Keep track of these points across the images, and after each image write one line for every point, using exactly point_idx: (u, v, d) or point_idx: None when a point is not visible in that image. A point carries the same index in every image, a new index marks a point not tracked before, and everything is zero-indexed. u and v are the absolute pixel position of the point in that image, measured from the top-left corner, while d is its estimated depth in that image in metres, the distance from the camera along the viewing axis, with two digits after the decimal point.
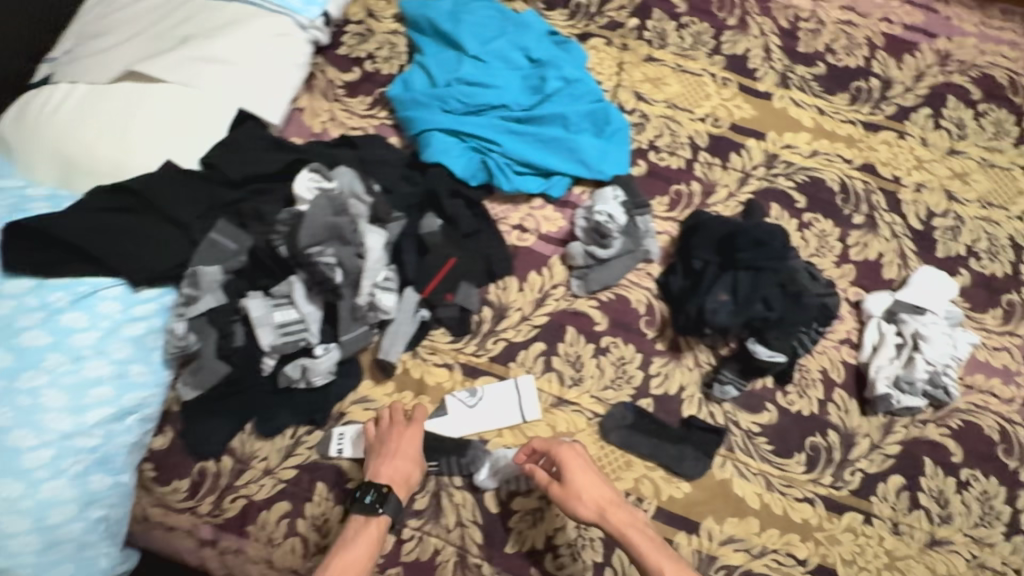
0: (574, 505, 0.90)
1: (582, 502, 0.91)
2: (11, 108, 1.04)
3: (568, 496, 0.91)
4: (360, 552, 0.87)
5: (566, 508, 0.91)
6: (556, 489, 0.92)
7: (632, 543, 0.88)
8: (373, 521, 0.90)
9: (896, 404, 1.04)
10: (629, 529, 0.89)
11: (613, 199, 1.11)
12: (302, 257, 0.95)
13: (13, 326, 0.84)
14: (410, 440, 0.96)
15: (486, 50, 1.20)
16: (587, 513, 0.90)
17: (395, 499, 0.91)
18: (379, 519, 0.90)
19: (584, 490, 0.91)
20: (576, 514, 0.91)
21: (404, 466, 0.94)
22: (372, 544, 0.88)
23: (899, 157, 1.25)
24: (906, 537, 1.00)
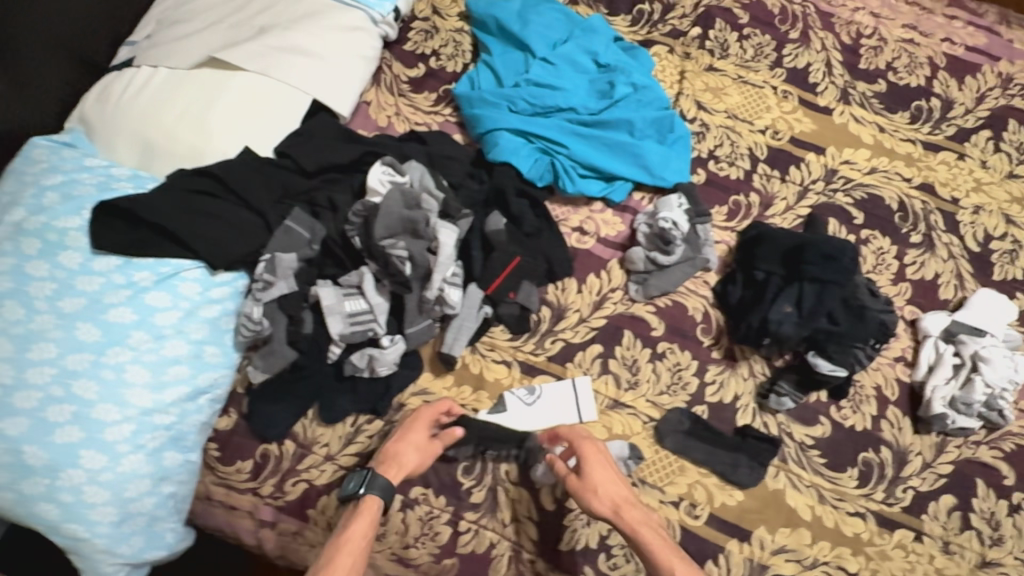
0: (591, 500, 0.93)
1: (599, 498, 0.93)
2: (92, 89, 1.07)
3: (585, 490, 0.94)
4: (353, 532, 0.89)
5: (581, 501, 0.94)
6: (573, 481, 0.95)
7: (643, 541, 0.90)
8: (361, 501, 0.92)
9: (950, 424, 1.04)
10: (642, 528, 0.91)
11: (678, 207, 1.13)
12: (375, 248, 0.98)
13: (101, 302, 0.86)
14: (414, 425, 0.97)
15: (555, 53, 1.22)
16: (601, 508, 0.93)
17: (381, 479, 0.93)
18: (370, 500, 0.92)
19: (602, 486, 0.94)
20: (591, 509, 0.93)
21: (394, 446, 0.95)
22: (365, 524, 0.90)
23: (958, 178, 1.25)
24: (956, 557, 1.00)
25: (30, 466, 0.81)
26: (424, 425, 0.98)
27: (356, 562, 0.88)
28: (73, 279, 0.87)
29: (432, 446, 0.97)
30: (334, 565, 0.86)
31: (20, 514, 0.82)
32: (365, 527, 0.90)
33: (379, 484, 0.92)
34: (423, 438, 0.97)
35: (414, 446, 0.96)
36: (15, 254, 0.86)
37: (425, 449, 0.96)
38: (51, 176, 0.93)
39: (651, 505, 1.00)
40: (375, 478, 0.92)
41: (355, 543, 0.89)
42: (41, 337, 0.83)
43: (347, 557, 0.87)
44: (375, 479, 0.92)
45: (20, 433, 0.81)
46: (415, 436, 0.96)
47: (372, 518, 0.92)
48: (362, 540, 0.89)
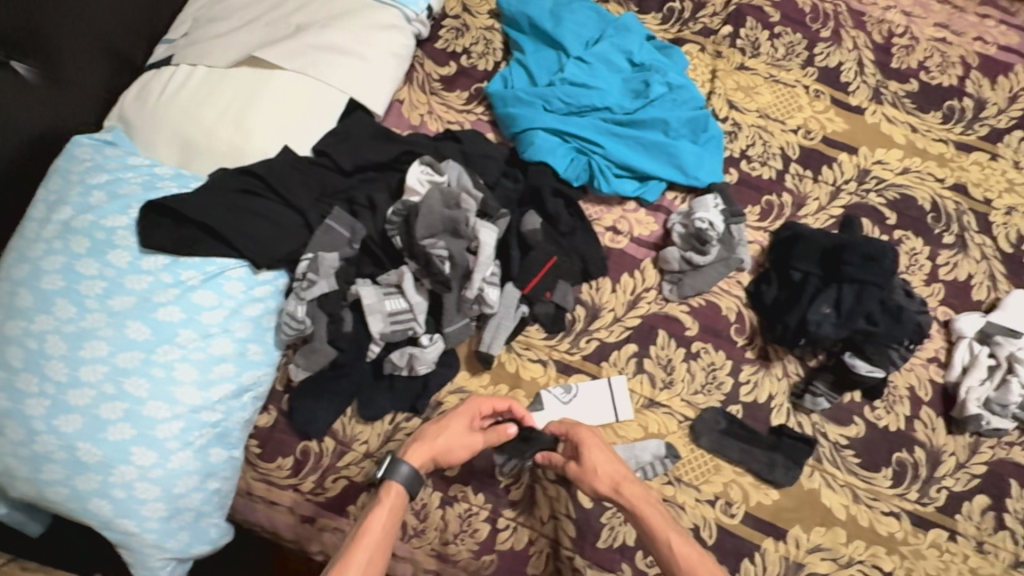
0: (591, 481, 0.93)
1: (597, 479, 0.93)
2: (131, 87, 1.08)
3: (585, 473, 0.93)
4: (372, 523, 0.86)
5: (581, 484, 0.94)
6: (570, 467, 0.95)
7: (644, 518, 0.89)
8: (384, 491, 0.89)
9: (985, 425, 1.04)
10: (641, 504, 0.90)
11: (713, 207, 1.13)
12: (417, 247, 0.99)
13: (150, 301, 0.87)
14: (458, 416, 0.96)
15: (589, 52, 1.22)
16: (602, 487, 0.92)
17: (405, 466, 0.90)
18: (392, 488, 0.89)
19: (599, 467, 0.93)
20: (592, 489, 0.93)
21: (430, 430, 0.94)
22: (386, 514, 0.87)
23: (990, 179, 1.25)
24: (990, 556, 1.00)
25: (84, 462, 0.82)
26: (466, 418, 0.96)
27: (371, 557, 0.83)
28: (122, 278, 0.88)
29: (470, 437, 0.96)
30: (350, 558, 0.82)
31: (74, 509, 0.83)
32: (385, 519, 0.87)
33: (402, 471, 0.90)
34: (462, 430, 0.95)
35: (450, 432, 0.94)
36: (65, 252, 0.87)
37: (465, 440, 0.95)
38: (97, 175, 0.94)
39: (687, 503, 1.01)
40: (398, 465, 0.90)
41: (373, 536, 0.84)
42: (93, 335, 0.84)
43: (363, 551, 0.83)
44: (398, 466, 0.90)
45: (75, 430, 0.82)
46: (457, 426, 0.95)
47: (393, 510, 0.88)
48: (381, 532, 0.85)
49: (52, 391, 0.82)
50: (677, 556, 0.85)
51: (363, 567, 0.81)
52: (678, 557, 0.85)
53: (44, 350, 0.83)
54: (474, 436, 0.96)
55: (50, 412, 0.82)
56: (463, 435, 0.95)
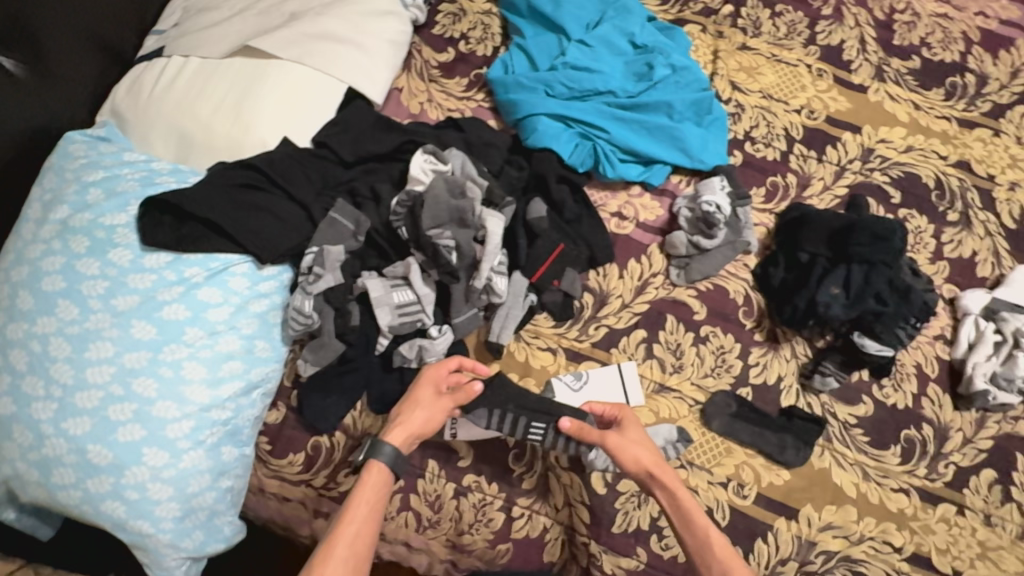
0: (635, 454, 0.91)
1: (638, 455, 0.91)
2: (123, 81, 1.06)
3: (626, 445, 0.92)
4: (358, 498, 0.85)
5: (620, 454, 0.91)
6: (612, 436, 0.92)
7: (684, 504, 0.89)
8: (368, 470, 0.87)
9: (994, 400, 1.05)
10: (679, 488, 0.90)
11: (720, 189, 1.12)
12: (423, 238, 0.98)
13: (154, 299, 0.86)
14: (422, 385, 0.94)
15: (590, 35, 1.21)
16: (646, 458, 0.91)
17: (386, 446, 0.88)
18: (375, 467, 0.87)
19: (640, 443, 0.93)
20: (635, 459, 0.91)
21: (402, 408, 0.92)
22: (371, 492, 0.86)
23: (994, 155, 1.24)
24: (997, 529, 1.02)
25: (94, 465, 0.81)
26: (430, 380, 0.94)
27: (360, 531, 0.82)
28: (125, 277, 0.86)
29: (438, 401, 0.93)
30: (338, 532, 0.82)
31: (86, 512, 0.82)
32: (370, 495, 0.86)
33: (385, 451, 0.88)
34: (430, 393, 0.93)
35: (421, 403, 0.92)
36: (65, 252, 0.85)
37: (434, 406, 0.93)
38: (92, 172, 0.92)
39: (700, 486, 1.01)
40: (380, 444, 0.88)
41: (359, 511, 0.84)
42: (98, 336, 0.83)
43: (350, 525, 0.82)
44: (381, 446, 0.88)
45: (84, 432, 0.81)
46: (422, 391, 0.93)
47: (378, 487, 0.87)
48: (367, 508, 0.85)
49: (58, 394, 0.81)
50: (716, 543, 0.85)
51: (351, 541, 0.81)
52: (717, 544, 0.85)
53: (49, 352, 0.82)
54: (441, 400, 0.93)
55: (58, 415, 0.81)
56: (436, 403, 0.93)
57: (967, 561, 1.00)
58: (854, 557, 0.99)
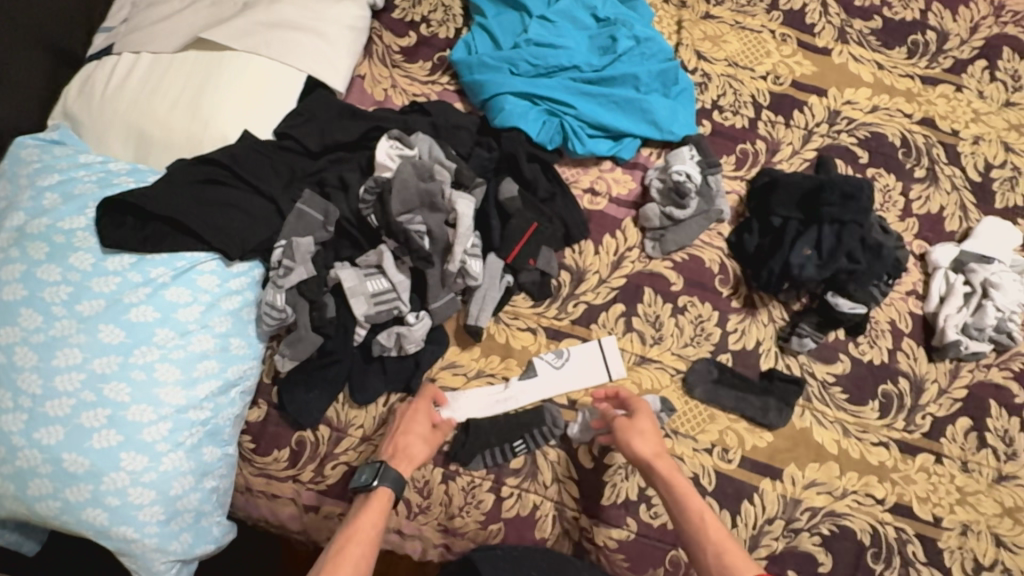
0: (635, 443, 0.93)
1: (641, 442, 0.93)
2: (74, 84, 1.03)
3: (631, 432, 0.93)
4: (363, 520, 0.86)
5: (623, 440, 0.94)
6: (619, 421, 0.95)
7: (680, 492, 0.89)
8: (374, 494, 0.88)
9: (965, 350, 1.07)
10: (675, 477, 0.90)
11: (689, 159, 1.13)
12: (394, 225, 0.97)
13: (120, 303, 0.84)
14: (416, 415, 0.95)
15: (552, 11, 1.19)
16: (643, 448, 0.92)
17: (392, 472, 0.89)
18: (380, 492, 0.88)
19: (644, 434, 0.94)
20: (632, 449, 0.93)
21: (400, 439, 0.92)
22: (375, 515, 0.86)
23: (957, 110, 1.26)
24: (975, 474, 1.05)
25: (72, 473, 0.79)
26: (423, 411, 0.95)
27: (366, 553, 0.83)
28: (88, 281, 0.84)
29: (434, 435, 0.95)
30: (343, 554, 0.82)
31: (67, 522, 0.81)
32: (375, 519, 0.86)
33: (390, 477, 0.88)
34: (426, 426, 0.95)
35: (423, 440, 0.93)
36: (23, 260, 0.83)
37: (429, 437, 0.94)
38: (47, 176, 0.89)
39: (686, 454, 1.02)
40: (386, 469, 0.89)
41: (365, 533, 0.84)
42: (64, 343, 0.81)
43: (355, 547, 0.83)
44: (387, 471, 0.89)
45: (57, 441, 0.79)
46: (418, 423, 0.94)
47: (381, 512, 0.87)
48: (372, 530, 0.85)
49: (27, 404, 0.79)
50: (709, 529, 0.85)
51: (356, 563, 0.81)
52: (706, 526, 0.85)
53: (14, 363, 0.80)
54: (437, 434, 0.95)
55: (29, 426, 0.79)
56: (429, 433, 0.95)
57: (947, 507, 1.03)
58: (838, 511, 1.01)
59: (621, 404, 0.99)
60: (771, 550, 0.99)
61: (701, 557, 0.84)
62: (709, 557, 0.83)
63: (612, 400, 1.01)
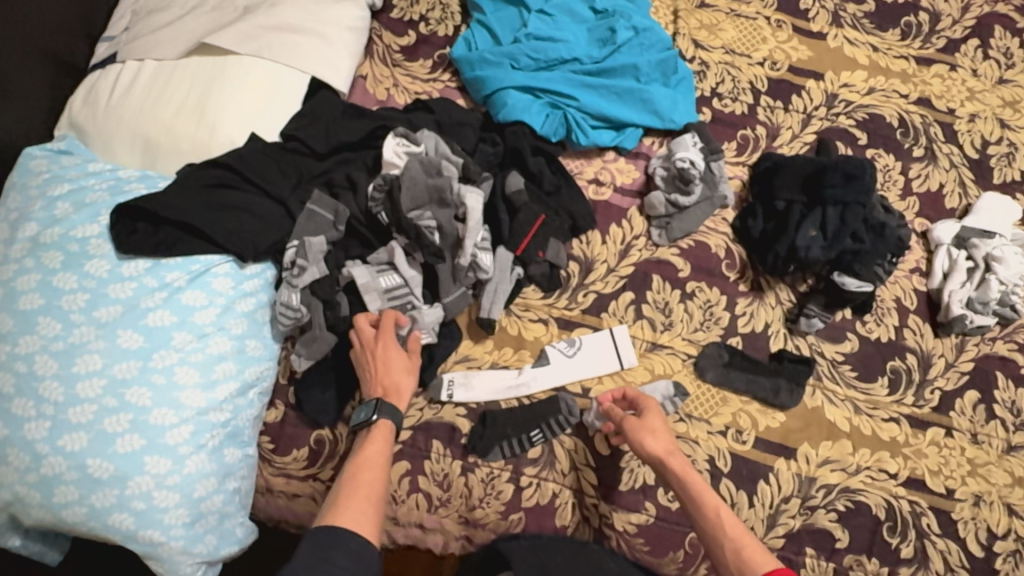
0: (646, 442, 0.92)
1: (650, 437, 0.93)
2: (79, 93, 1.04)
3: (642, 431, 0.93)
4: (371, 448, 0.87)
5: (635, 437, 0.93)
6: (629, 419, 0.95)
7: (693, 488, 0.89)
8: (375, 426, 0.90)
9: (970, 324, 1.09)
10: (689, 474, 0.90)
11: (692, 146, 1.14)
12: (405, 221, 0.98)
13: (137, 308, 0.84)
14: (388, 351, 0.94)
15: (550, 4, 1.20)
16: (654, 447, 0.92)
17: (388, 405, 0.91)
18: (381, 424, 0.90)
19: (656, 432, 0.94)
20: (644, 448, 0.92)
21: (388, 378, 0.92)
22: (381, 443, 0.88)
23: (952, 89, 1.27)
24: (985, 445, 1.07)
25: (96, 479, 0.80)
26: (392, 344, 0.94)
27: (379, 476, 0.85)
28: (105, 288, 0.84)
29: (412, 361, 0.96)
30: (357, 478, 0.84)
31: (94, 528, 0.81)
32: (380, 446, 0.88)
33: (387, 410, 0.90)
34: (403, 357, 0.95)
35: (407, 370, 0.94)
36: (39, 269, 0.84)
37: (408, 365, 0.94)
38: (58, 185, 0.90)
39: (700, 437, 1.03)
40: (382, 403, 0.90)
41: (373, 459, 0.87)
42: (84, 349, 0.81)
43: (367, 471, 0.85)
44: (382, 406, 0.90)
45: (81, 448, 0.80)
46: (394, 357, 0.93)
47: (385, 440, 0.89)
48: (380, 457, 0.87)
49: (50, 412, 0.80)
50: (725, 525, 0.85)
51: (370, 485, 0.83)
52: (724, 522, 0.86)
53: (35, 371, 0.80)
54: (413, 358, 0.96)
55: (52, 433, 0.80)
56: (407, 362, 0.96)
57: (959, 479, 1.04)
58: (853, 488, 1.02)
59: (630, 405, 0.99)
60: (789, 528, 1.00)
61: (718, 551, 0.85)
62: (726, 552, 0.84)
63: (620, 401, 1.01)
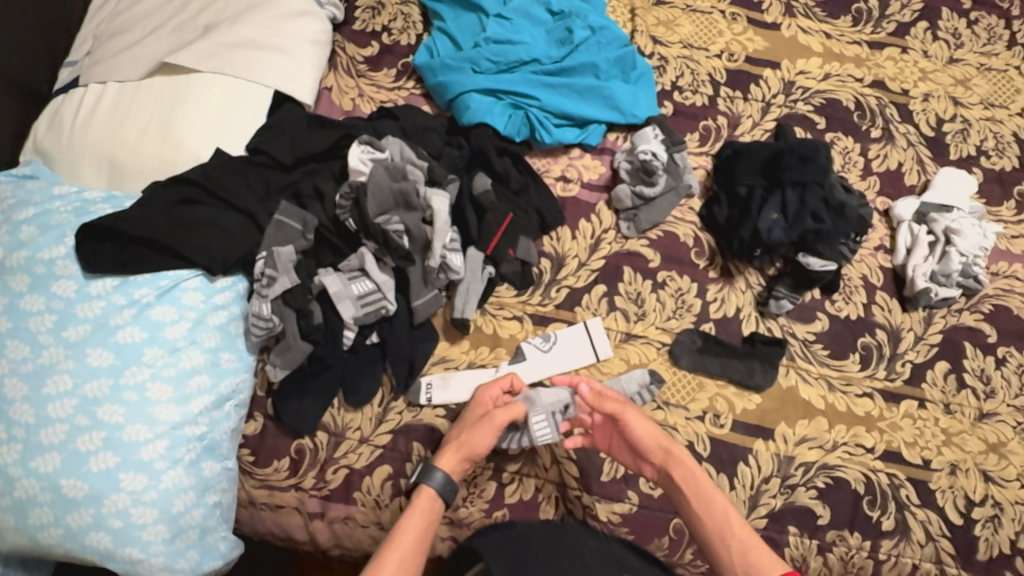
0: (651, 436, 0.96)
1: (652, 431, 0.97)
2: (42, 119, 1.05)
3: (642, 423, 0.98)
4: (406, 524, 0.88)
5: (637, 429, 0.97)
6: (628, 409, 0.98)
7: (705, 489, 0.93)
8: (420, 495, 0.91)
9: (935, 297, 1.11)
10: (699, 475, 0.94)
11: (654, 138, 1.16)
12: (372, 226, 0.99)
13: (107, 326, 0.85)
14: (478, 407, 0.97)
15: (508, 8, 1.22)
16: (661, 443, 0.96)
17: (438, 474, 0.91)
18: (425, 492, 0.91)
19: (649, 426, 0.98)
20: (654, 444, 0.96)
21: (461, 434, 0.94)
22: (418, 516, 0.89)
23: (904, 71, 1.31)
24: (957, 415, 1.08)
25: (71, 499, 0.80)
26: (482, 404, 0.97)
27: (408, 556, 0.86)
28: (73, 308, 0.85)
29: (493, 423, 0.95)
30: (383, 558, 0.85)
31: (72, 549, 0.81)
32: (418, 522, 0.89)
33: (436, 477, 0.91)
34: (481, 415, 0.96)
35: (473, 425, 0.95)
36: (6, 293, 0.84)
37: (486, 424, 0.95)
38: (23, 210, 0.90)
39: (678, 423, 1.05)
40: (433, 469, 0.91)
41: (407, 537, 0.87)
42: (53, 370, 0.82)
43: (395, 551, 0.86)
44: (433, 472, 0.91)
45: (54, 468, 0.80)
46: (474, 413, 0.96)
47: (425, 513, 0.90)
48: (413, 534, 0.88)
49: (21, 435, 0.80)
50: (734, 525, 0.90)
51: (396, 567, 0.84)
52: (732, 522, 0.90)
53: (5, 395, 0.81)
54: (494, 420, 0.95)
55: (24, 456, 0.80)
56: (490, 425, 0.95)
57: (934, 449, 1.06)
58: (831, 464, 1.04)
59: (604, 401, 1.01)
60: (771, 508, 1.01)
61: (726, 550, 0.89)
62: (732, 554, 0.88)
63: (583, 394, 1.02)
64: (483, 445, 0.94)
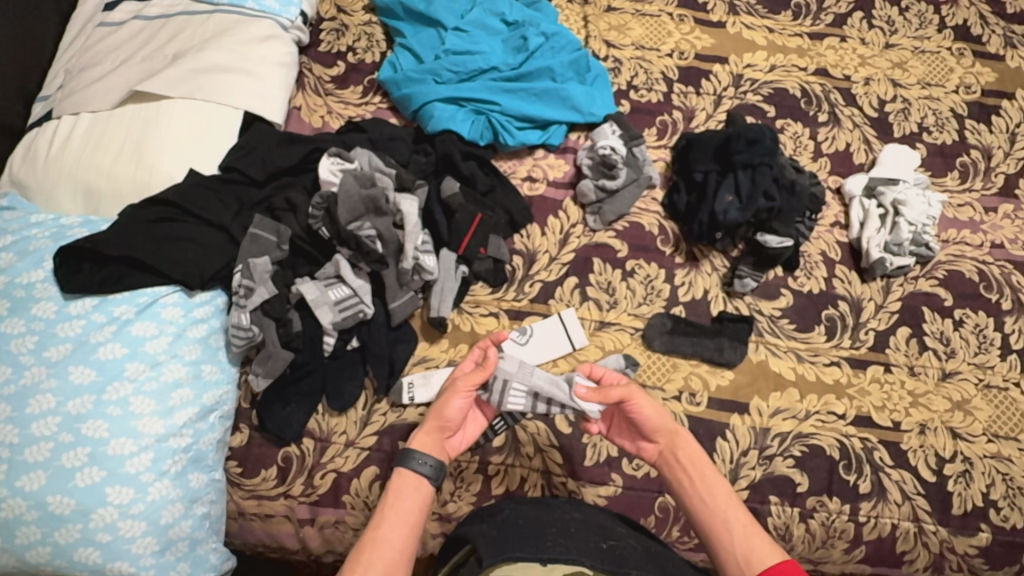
0: (656, 417, 0.92)
1: (660, 412, 0.93)
2: (18, 153, 1.08)
3: (650, 405, 0.92)
4: (387, 503, 0.84)
5: (642, 408, 0.92)
6: (631, 387, 0.92)
7: (707, 476, 0.89)
8: (396, 476, 0.86)
9: (890, 266, 1.16)
10: (701, 460, 0.90)
11: (611, 134, 1.21)
12: (345, 233, 1.03)
13: (87, 344, 0.87)
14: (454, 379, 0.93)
15: (464, 21, 1.29)
16: (663, 426, 0.92)
17: (412, 451, 0.87)
18: (402, 472, 0.86)
19: (655, 409, 0.93)
20: (657, 426, 0.92)
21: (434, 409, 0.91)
22: (399, 495, 0.85)
23: (845, 58, 1.39)
24: (922, 376, 1.13)
25: (59, 515, 0.81)
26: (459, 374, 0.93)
27: (393, 533, 0.81)
28: (53, 328, 0.87)
29: (457, 387, 0.89)
30: (365, 538, 0.80)
31: (62, 566, 0.82)
32: (398, 500, 0.84)
33: (411, 456, 0.87)
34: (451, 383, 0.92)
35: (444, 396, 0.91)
36: None
37: (450, 390, 0.90)
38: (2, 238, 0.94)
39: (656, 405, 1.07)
40: (409, 449, 0.88)
41: (387, 515, 0.83)
42: (37, 389, 0.84)
43: (377, 528, 0.81)
44: (407, 452, 0.87)
45: (40, 486, 0.81)
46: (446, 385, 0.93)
47: (406, 491, 0.85)
48: (394, 511, 0.83)
49: (7, 455, 0.81)
50: (733, 510, 0.86)
51: (376, 543, 0.80)
52: (733, 507, 0.86)
53: None
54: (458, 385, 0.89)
55: (10, 476, 0.81)
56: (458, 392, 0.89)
57: (903, 411, 1.10)
58: (806, 433, 1.07)
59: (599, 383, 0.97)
60: (751, 480, 1.04)
61: (724, 537, 0.84)
62: (734, 539, 0.83)
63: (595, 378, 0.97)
64: (451, 411, 0.89)
